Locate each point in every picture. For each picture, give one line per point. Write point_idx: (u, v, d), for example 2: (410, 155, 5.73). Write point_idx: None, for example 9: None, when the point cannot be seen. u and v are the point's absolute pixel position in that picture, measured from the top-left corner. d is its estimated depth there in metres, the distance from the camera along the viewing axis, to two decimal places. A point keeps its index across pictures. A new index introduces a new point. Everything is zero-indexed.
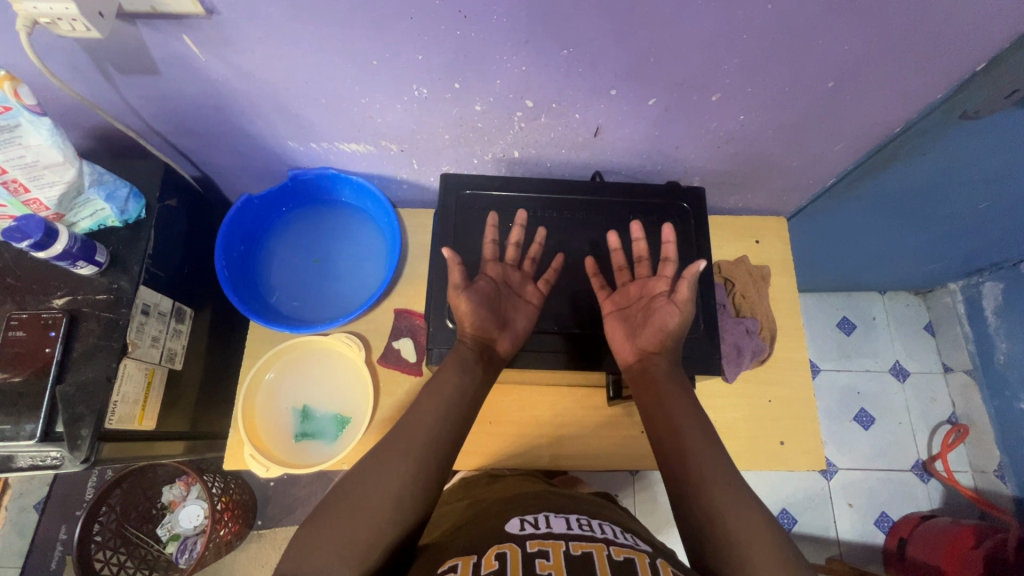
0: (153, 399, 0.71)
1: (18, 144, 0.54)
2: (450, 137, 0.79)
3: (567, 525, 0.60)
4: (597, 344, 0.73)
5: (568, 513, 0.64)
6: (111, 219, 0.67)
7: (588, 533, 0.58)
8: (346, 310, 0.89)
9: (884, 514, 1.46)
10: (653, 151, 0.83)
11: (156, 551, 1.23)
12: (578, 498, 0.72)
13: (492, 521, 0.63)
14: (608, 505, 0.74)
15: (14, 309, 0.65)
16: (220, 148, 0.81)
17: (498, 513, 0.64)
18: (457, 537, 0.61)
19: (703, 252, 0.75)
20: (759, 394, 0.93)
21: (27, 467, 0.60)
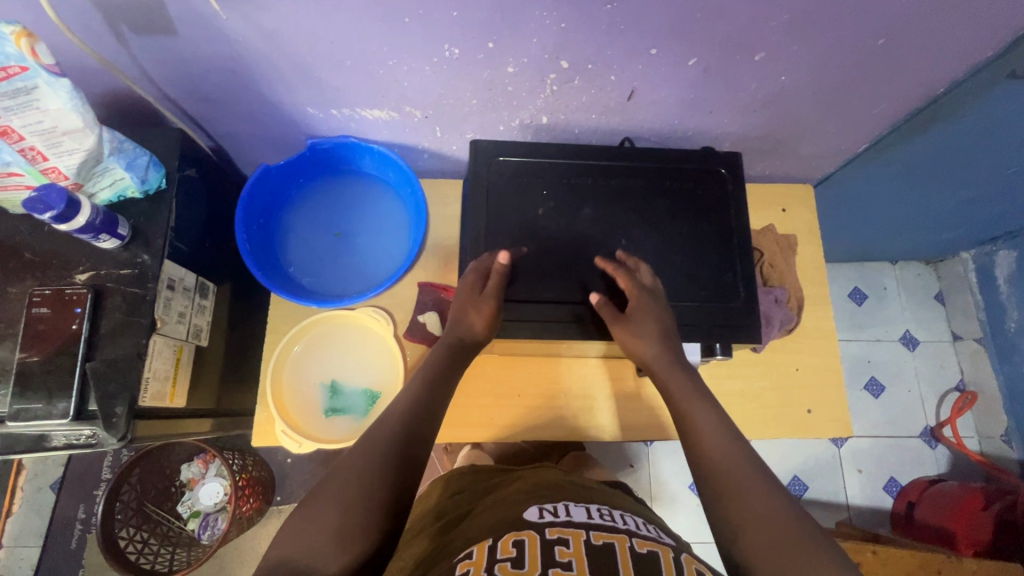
0: (183, 376, 0.70)
1: (36, 108, 0.51)
2: (477, 101, 0.76)
3: (588, 515, 0.60)
4: None
5: (590, 503, 0.64)
6: (131, 189, 0.64)
7: (609, 523, 0.58)
8: (370, 284, 0.86)
9: (893, 479, 1.49)
10: (687, 116, 0.80)
11: (178, 528, 1.23)
12: (597, 488, 0.72)
13: (510, 511, 0.63)
14: (624, 495, 0.74)
15: (36, 285, 0.62)
16: (236, 116, 0.78)
17: (516, 503, 0.64)
18: (475, 527, 0.62)
19: (743, 219, 0.73)
20: (787, 363, 0.92)
21: (63, 446, 0.60)
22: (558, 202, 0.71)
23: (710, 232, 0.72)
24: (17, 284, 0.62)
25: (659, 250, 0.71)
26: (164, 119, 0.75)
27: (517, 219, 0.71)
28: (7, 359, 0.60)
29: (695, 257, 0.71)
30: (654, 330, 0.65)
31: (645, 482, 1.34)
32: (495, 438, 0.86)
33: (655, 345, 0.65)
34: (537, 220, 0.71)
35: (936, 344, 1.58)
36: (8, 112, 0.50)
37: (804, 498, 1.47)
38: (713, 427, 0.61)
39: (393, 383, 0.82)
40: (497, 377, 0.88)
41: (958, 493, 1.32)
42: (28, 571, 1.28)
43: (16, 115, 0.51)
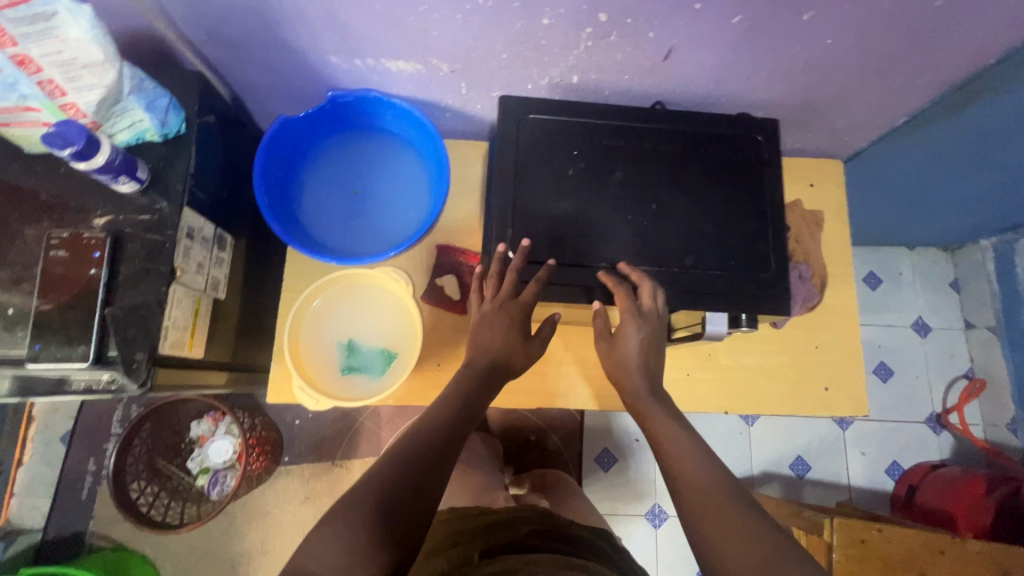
0: (201, 327, 0.69)
1: (55, 37, 0.48)
2: (507, 56, 0.73)
3: None
4: (662, 283, 0.67)
5: None
6: (150, 132, 0.62)
7: None
8: (388, 244, 0.84)
9: (895, 463, 1.50)
10: (723, 80, 0.77)
11: (187, 484, 1.24)
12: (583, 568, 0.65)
13: None
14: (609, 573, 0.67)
15: (52, 228, 0.61)
16: (256, 63, 0.75)
17: None
18: None
19: (777, 189, 0.70)
20: (806, 340, 0.91)
21: (82, 391, 0.58)
22: (589, 163, 0.69)
23: (744, 200, 0.70)
24: (33, 226, 0.61)
25: (691, 217, 0.68)
26: (182, 62, 0.72)
27: (546, 179, 0.68)
28: (24, 301, 0.59)
29: (727, 226, 0.69)
30: (643, 361, 0.69)
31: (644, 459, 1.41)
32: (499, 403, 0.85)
33: (644, 378, 0.69)
34: (567, 181, 0.68)
35: (947, 332, 1.57)
36: (26, 39, 0.48)
37: (806, 478, 1.48)
38: (693, 465, 0.59)
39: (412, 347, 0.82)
40: None
41: (960, 479, 1.32)
42: (41, 519, 1.29)
43: (34, 43, 0.48)
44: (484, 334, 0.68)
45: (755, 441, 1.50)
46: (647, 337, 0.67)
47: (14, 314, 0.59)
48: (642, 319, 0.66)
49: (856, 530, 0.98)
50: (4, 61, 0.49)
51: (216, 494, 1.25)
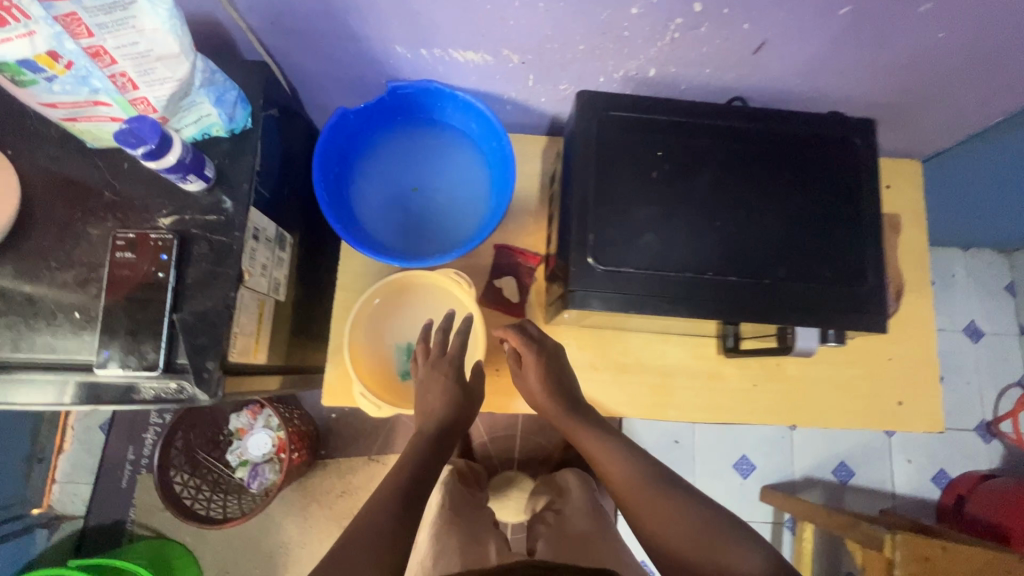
0: (265, 331, 0.66)
1: (131, 27, 0.45)
2: (585, 48, 0.69)
3: None
4: (753, 295, 0.62)
5: None
6: (216, 128, 0.59)
7: None
8: (447, 244, 0.81)
9: (942, 471, 1.46)
10: (812, 75, 0.72)
11: (226, 477, 1.23)
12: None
13: None
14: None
15: (118, 227, 0.58)
16: (318, 53, 0.71)
17: None
18: None
19: (876, 196, 0.65)
20: (879, 352, 0.86)
21: (151, 400, 0.56)
22: (674, 165, 0.65)
23: (840, 208, 0.65)
24: (97, 225, 0.58)
25: (784, 225, 0.64)
26: (242, 52, 0.68)
27: (627, 182, 0.64)
28: (92, 304, 0.57)
29: (822, 235, 0.64)
30: (553, 388, 0.76)
31: None
32: None
33: (558, 399, 0.75)
34: (650, 184, 0.64)
35: (1000, 338, 1.51)
36: (102, 30, 0.44)
37: (849, 484, 1.45)
38: (624, 466, 0.71)
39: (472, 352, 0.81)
40: (579, 349, 0.83)
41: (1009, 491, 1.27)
42: (82, 506, 1.30)
43: (110, 34, 0.45)
44: (422, 404, 0.74)
45: (797, 445, 1.46)
46: (550, 364, 0.76)
47: (81, 318, 0.57)
48: (541, 350, 0.76)
49: (919, 547, 0.94)
50: (78, 53, 0.46)
51: (257, 488, 1.23)
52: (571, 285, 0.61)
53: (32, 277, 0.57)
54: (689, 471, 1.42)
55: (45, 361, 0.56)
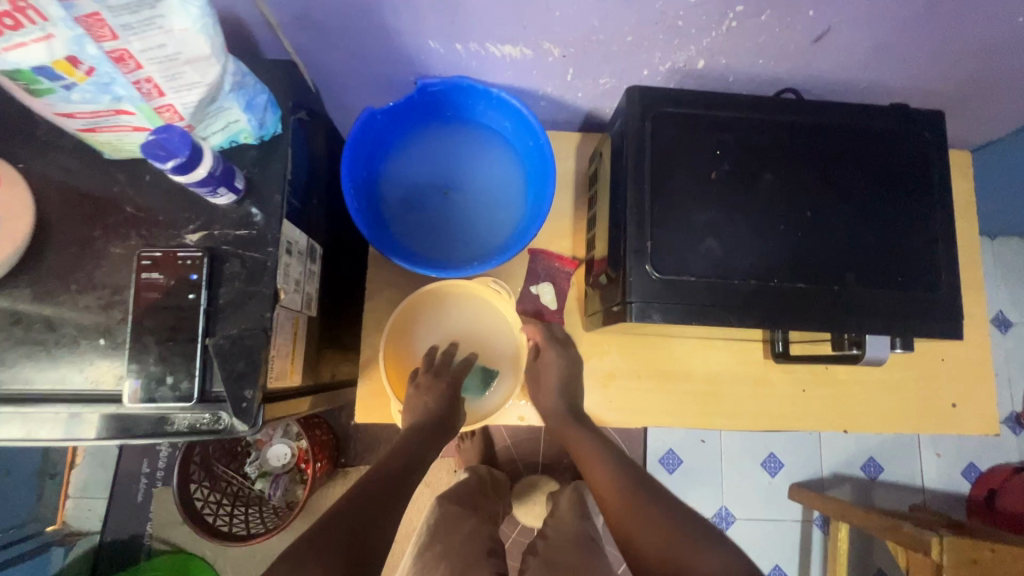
0: (299, 350, 0.63)
1: (159, 28, 0.40)
2: (632, 39, 0.64)
3: None
4: (819, 303, 0.59)
5: None
6: (245, 135, 0.55)
7: None
8: (483, 249, 0.77)
9: (972, 464, 1.42)
10: (872, 65, 0.67)
11: (247, 488, 1.19)
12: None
13: None
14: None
15: (142, 245, 0.54)
16: (345, 51, 0.66)
17: None
18: None
19: (946, 193, 0.62)
20: (934, 352, 0.82)
21: (185, 432, 0.52)
22: (734, 164, 0.60)
23: (907, 206, 0.61)
24: (119, 244, 0.54)
25: (850, 226, 0.60)
26: (264, 51, 0.63)
27: (685, 185, 0.60)
28: (116, 330, 0.53)
29: (889, 235, 0.61)
30: (561, 391, 0.78)
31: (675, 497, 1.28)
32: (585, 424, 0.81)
33: (562, 402, 0.78)
34: (708, 185, 0.60)
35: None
36: (127, 31, 0.40)
37: (878, 480, 1.41)
38: (601, 468, 0.72)
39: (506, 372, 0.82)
40: (624, 357, 0.80)
41: None
42: (97, 522, 1.26)
43: (136, 36, 0.40)
44: (417, 401, 0.75)
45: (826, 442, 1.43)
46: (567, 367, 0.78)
47: (106, 345, 0.53)
48: (564, 351, 0.78)
49: (968, 550, 0.91)
50: (99, 58, 0.41)
51: (280, 498, 1.19)
52: (629, 296, 0.58)
53: (51, 302, 0.53)
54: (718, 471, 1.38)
55: (69, 393, 0.52)
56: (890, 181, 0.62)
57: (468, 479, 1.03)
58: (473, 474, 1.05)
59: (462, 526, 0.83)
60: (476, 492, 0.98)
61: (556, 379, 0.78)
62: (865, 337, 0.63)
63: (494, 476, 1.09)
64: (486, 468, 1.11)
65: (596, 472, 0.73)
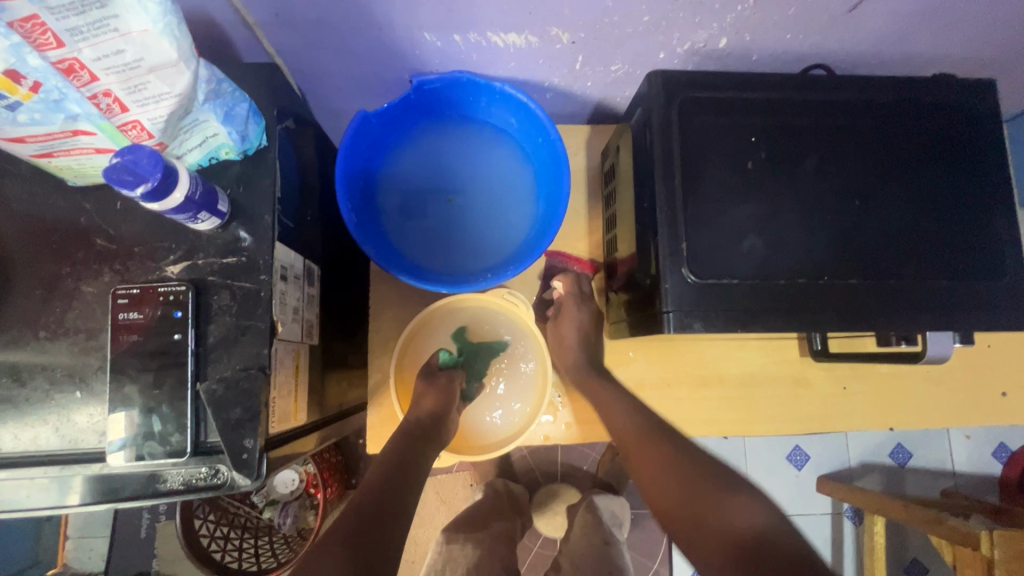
0: (303, 385, 0.57)
1: (113, 30, 0.34)
2: (649, 19, 0.58)
3: None
4: (872, 299, 0.54)
5: None
6: (226, 150, 0.48)
7: None
8: (494, 258, 0.71)
9: (1003, 445, 1.32)
10: (909, 35, 0.62)
11: (255, 519, 1.13)
12: None
13: None
14: None
15: (118, 281, 0.48)
16: (332, 50, 0.59)
17: None
18: None
19: (1003, 171, 0.56)
20: (979, 339, 0.77)
21: (180, 490, 0.46)
22: (770, 152, 0.55)
23: (961, 189, 0.56)
24: (91, 281, 0.48)
25: (901, 213, 0.55)
26: (243, 54, 0.57)
27: (718, 178, 0.54)
28: (93, 380, 0.47)
29: (943, 221, 0.55)
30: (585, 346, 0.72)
31: None
32: None
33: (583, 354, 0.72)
34: (745, 176, 0.54)
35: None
36: (74, 37, 0.33)
37: (909, 466, 1.31)
38: (622, 420, 0.67)
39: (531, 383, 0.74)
40: (650, 364, 0.74)
41: None
42: (100, 562, 1.19)
43: (86, 42, 0.34)
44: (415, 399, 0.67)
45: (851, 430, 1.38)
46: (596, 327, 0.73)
47: (83, 397, 0.47)
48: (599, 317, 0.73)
49: None
50: (45, 70, 0.35)
51: (291, 526, 1.12)
52: (665, 305, 0.52)
53: (19, 353, 0.47)
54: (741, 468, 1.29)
55: (46, 455, 0.46)
56: (940, 161, 0.56)
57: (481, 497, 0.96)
58: (487, 489, 0.98)
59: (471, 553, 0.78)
60: (491, 510, 0.92)
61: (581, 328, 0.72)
62: (926, 334, 0.60)
63: (512, 491, 1.02)
64: (501, 482, 1.03)
65: (615, 420, 0.67)
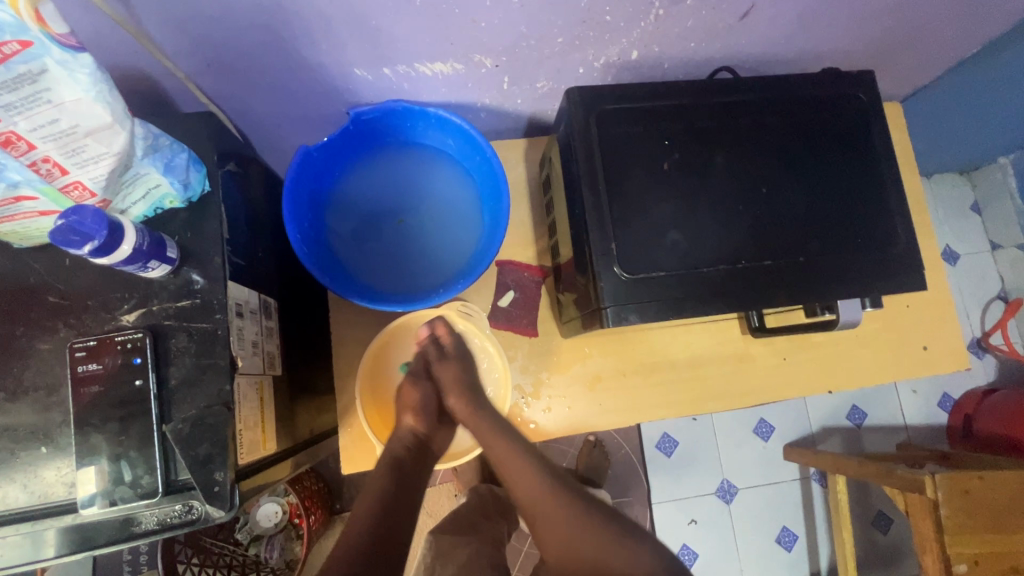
0: (269, 415, 0.59)
1: (47, 102, 0.36)
2: (563, 40, 0.62)
3: None
4: (784, 276, 0.59)
5: None
6: (170, 199, 0.50)
7: None
8: (447, 273, 0.75)
9: (946, 395, 1.37)
10: (799, 35, 0.68)
11: (241, 556, 1.10)
12: None
13: None
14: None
15: (74, 335, 0.49)
16: (267, 91, 0.62)
17: None
18: None
19: (887, 150, 0.63)
20: (898, 300, 0.83)
21: (155, 529, 0.47)
22: (683, 153, 0.60)
23: (854, 169, 0.62)
24: (46, 338, 0.49)
25: (805, 195, 0.61)
26: (180, 104, 0.59)
27: (639, 180, 0.59)
28: (58, 434, 0.48)
29: (841, 200, 0.62)
30: (540, 348, 0.78)
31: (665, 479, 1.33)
32: (579, 424, 0.78)
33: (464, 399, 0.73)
34: (663, 177, 0.59)
35: (977, 257, 1.36)
36: (9, 111, 0.35)
37: (865, 425, 1.37)
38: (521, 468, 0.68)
39: (494, 398, 0.78)
40: (606, 357, 0.79)
41: (1013, 401, 1.18)
42: None
43: (21, 115, 0.36)
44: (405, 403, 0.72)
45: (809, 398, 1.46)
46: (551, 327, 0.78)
47: (49, 452, 0.48)
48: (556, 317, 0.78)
49: (959, 482, 0.93)
50: None
51: (279, 559, 1.13)
52: (602, 302, 0.57)
53: None
54: (712, 447, 1.35)
55: (18, 513, 0.47)
56: (833, 147, 0.62)
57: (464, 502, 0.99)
58: (471, 494, 0.98)
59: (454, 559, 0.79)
60: (476, 514, 0.92)
61: (454, 382, 0.73)
62: (837, 302, 0.66)
63: (498, 493, 1.00)
64: (486, 485, 1.01)
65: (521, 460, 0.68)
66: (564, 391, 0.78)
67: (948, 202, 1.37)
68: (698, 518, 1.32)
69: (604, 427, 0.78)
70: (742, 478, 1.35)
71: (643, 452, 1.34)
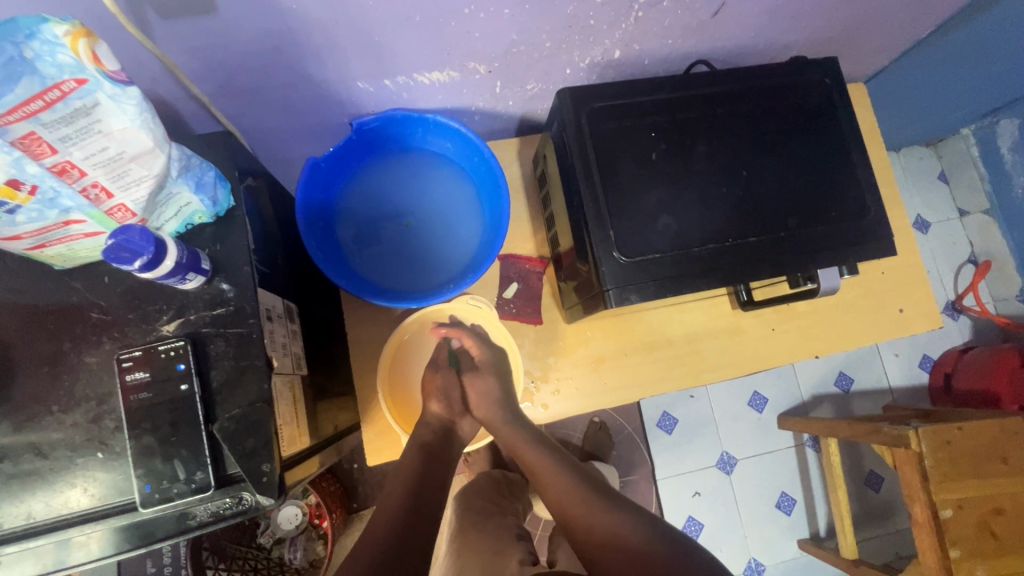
0: (301, 412, 0.63)
1: (97, 132, 0.40)
2: (551, 44, 0.67)
3: None
4: (765, 252, 0.65)
5: None
6: (199, 215, 0.54)
7: None
8: (454, 270, 0.79)
9: (927, 356, 1.45)
10: (767, 27, 0.74)
11: (265, 559, 1.13)
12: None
13: None
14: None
15: (119, 347, 0.53)
16: (276, 107, 0.65)
17: None
18: None
19: (854, 129, 0.69)
20: (873, 268, 0.89)
21: (209, 520, 0.51)
22: (669, 143, 0.65)
23: (825, 148, 0.68)
24: (93, 351, 0.52)
25: (783, 176, 0.66)
26: (196, 124, 0.62)
27: (631, 171, 0.64)
28: (112, 440, 0.51)
29: (816, 178, 0.67)
30: (543, 336, 0.83)
31: (667, 454, 1.39)
32: (586, 407, 0.83)
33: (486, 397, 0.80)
34: (652, 166, 0.64)
35: (947, 224, 1.44)
36: (66, 143, 0.39)
37: (853, 390, 1.44)
38: (535, 451, 0.76)
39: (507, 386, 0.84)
40: (608, 340, 0.84)
41: (990, 355, 1.24)
42: None
43: (75, 146, 0.40)
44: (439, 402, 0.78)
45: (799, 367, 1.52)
46: (554, 313, 0.83)
47: (104, 456, 0.51)
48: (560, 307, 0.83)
49: (941, 434, 1.00)
50: (41, 174, 0.40)
51: (302, 560, 1.15)
52: (605, 285, 0.62)
53: (35, 430, 0.51)
54: (711, 420, 1.41)
55: (77, 516, 0.50)
56: (804, 130, 0.68)
57: (481, 478, 1.02)
58: (484, 476, 1.02)
59: (484, 524, 0.83)
60: (494, 492, 0.96)
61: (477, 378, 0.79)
62: (818, 272, 0.73)
63: (511, 478, 1.05)
64: (499, 470, 1.06)
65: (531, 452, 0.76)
66: (571, 372, 0.82)
67: (917, 174, 1.44)
68: (700, 490, 1.38)
69: (610, 405, 0.84)
70: (741, 449, 1.41)
71: (646, 431, 1.39)
